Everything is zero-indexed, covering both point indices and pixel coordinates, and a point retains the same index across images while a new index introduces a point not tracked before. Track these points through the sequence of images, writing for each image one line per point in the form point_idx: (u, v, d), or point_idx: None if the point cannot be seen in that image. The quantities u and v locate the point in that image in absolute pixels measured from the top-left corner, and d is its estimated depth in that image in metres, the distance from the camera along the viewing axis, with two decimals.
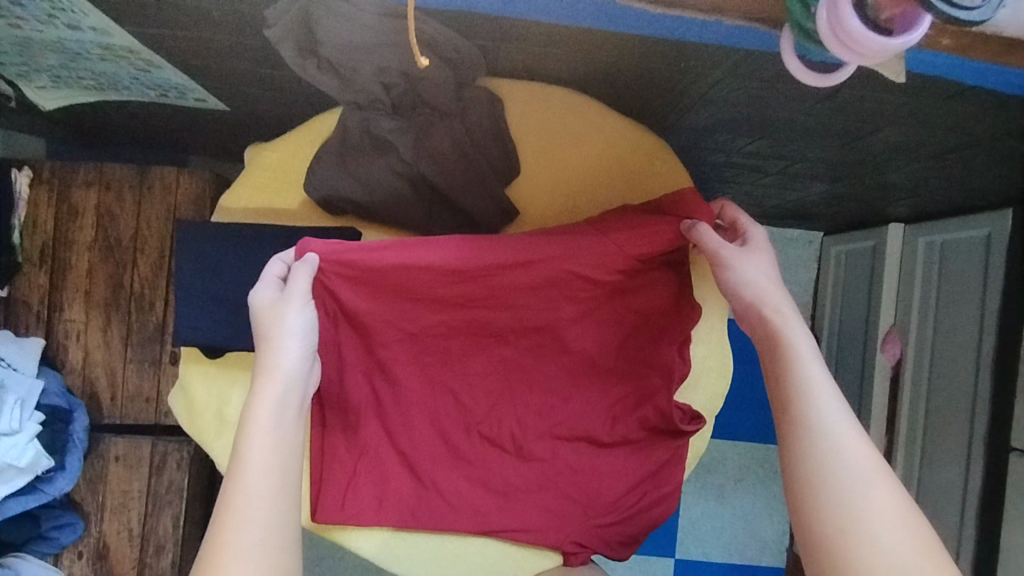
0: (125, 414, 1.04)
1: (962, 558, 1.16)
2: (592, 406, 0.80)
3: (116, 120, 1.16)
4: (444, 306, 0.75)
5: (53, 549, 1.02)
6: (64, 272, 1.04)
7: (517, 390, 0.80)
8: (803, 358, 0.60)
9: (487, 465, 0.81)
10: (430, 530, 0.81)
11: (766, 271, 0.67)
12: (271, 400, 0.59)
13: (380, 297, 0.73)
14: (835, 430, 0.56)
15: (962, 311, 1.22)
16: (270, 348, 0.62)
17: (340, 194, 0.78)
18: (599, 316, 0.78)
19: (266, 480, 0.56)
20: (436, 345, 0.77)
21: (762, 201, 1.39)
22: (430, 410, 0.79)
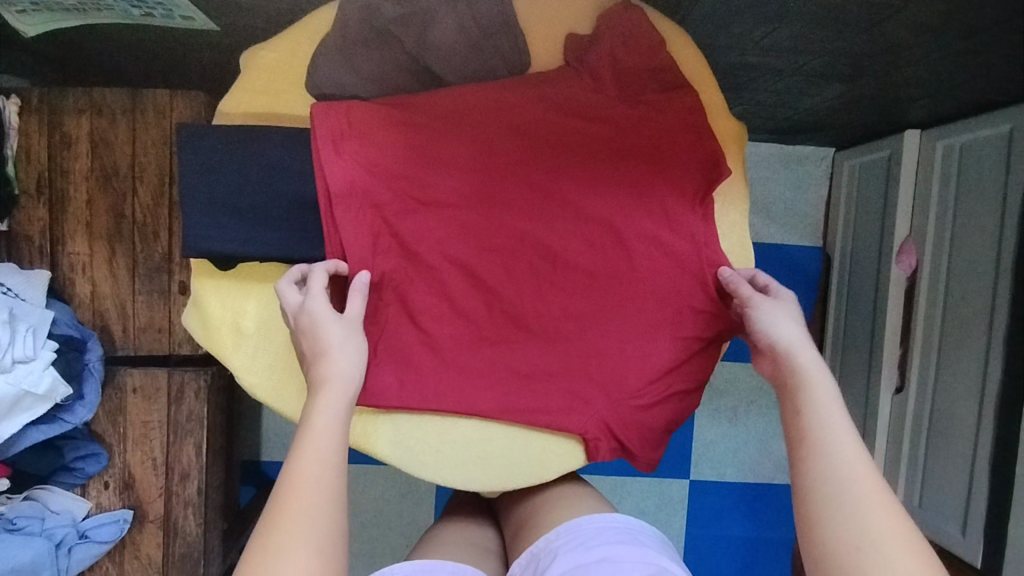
0: (139, 344, 1.03)
1: (979, 459, 1.16)
2: (618, 280, 0.78)
3: (101, 56, 1.08)
4: (463, 169, 0.76)
5: (80, 479, 1.03)
6: (63, 203, 1.01)
7: (540, 270, 0.79)
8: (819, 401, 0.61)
9: (509, 347, 0.79)
10: (449, 418, 0.81)
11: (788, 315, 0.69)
12: (329, 407, 0.60)
13: (401, 162, 0.75)
14: (846, 464, 0.56)
15: (980, 214, 1.20)
16: (323, 354, 0.63)
17: (345, 89, 0.75)
18: (616, 189, 0.78)
19: (320, 485, 0.55)
20: (456, 216, 0.76)
21: (771, 111, 1.35)
22: (447, 284, 0.78)
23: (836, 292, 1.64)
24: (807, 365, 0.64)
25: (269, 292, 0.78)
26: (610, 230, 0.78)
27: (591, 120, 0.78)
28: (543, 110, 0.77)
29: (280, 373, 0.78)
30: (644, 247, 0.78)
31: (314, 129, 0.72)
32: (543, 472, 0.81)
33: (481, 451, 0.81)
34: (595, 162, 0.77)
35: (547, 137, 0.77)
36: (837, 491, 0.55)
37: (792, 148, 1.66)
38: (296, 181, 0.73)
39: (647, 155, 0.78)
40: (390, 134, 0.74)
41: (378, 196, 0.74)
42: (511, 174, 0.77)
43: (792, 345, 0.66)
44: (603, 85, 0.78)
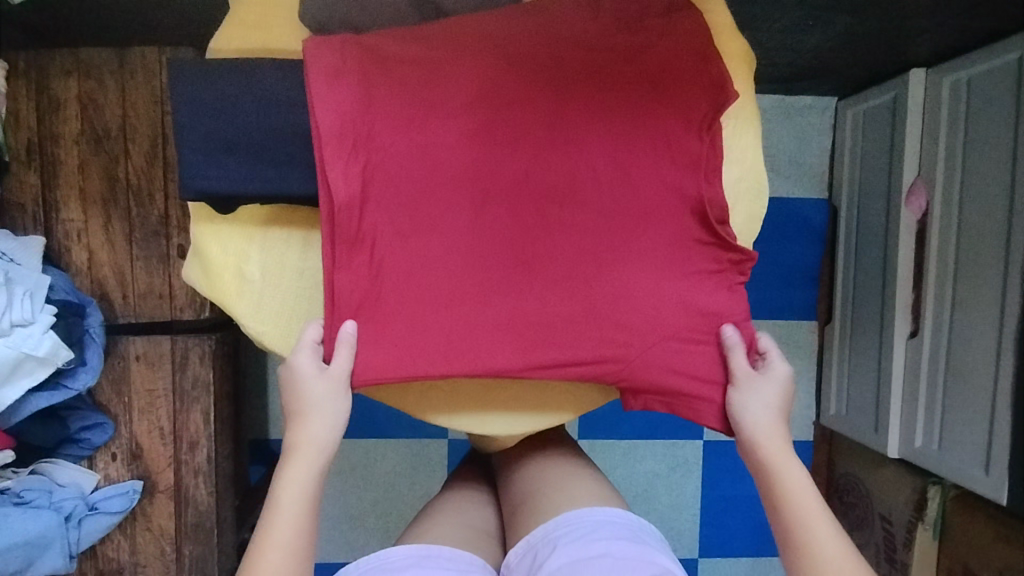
0: (139, 312, 1.01)
1: (1001, 393, 1.14)
2: (629, 214, 0.74)
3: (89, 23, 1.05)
4: (460, 104, 0.71)
5: (87, 451, 1.01)
6: (55, 169, 0.98)
7: (549, 210, 0.74)
8: (797, 488, 0.70)
9: (522, 293, 0.74)
10: (465, 376, 0.74)
11: (765, 399, 0.75)
12: (301, 471, 0.70)
13: (394, 100, 0.71)
14: (825, 542, 0.66)
15: (991, 147, 1.17)
16: (303, 417, 0.72)
17: (338, 19, 0.73)
18: (624, 121, 0.74)
19: (290, 545, 0.65)
20: (454, 155, 0.72)
21: (773, 54, 1.32)
22: (448, 230, 0.73)
23: (844, 244, 1.62)
24: (778, 455, 0.73)
25: (271, 235, 0.75)
26: (617, 163, 0.74)
27: (591, 48, 0.74)
28: (543, 38, 0.74)
29: (287, 320, 0.76)
30: (653, 178, 0.74)
31: (309, 63, 0.70)
32: (564, 416, 0.82)
33: (502, 405, 0.81)
34: (598, 91, 0.74)
35: (549, 68, 0.73)
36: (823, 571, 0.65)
37: (794, 99, 1.63)
38: (293, 115, 0.70)
39: (651, 81, 0.75)
40: (387, 68, 0.71)
41: (374, 136, 0.71)
42: (511, 108, 0.72)
43: (766, 433, 0.74)
44: (602, 12, 0.76)
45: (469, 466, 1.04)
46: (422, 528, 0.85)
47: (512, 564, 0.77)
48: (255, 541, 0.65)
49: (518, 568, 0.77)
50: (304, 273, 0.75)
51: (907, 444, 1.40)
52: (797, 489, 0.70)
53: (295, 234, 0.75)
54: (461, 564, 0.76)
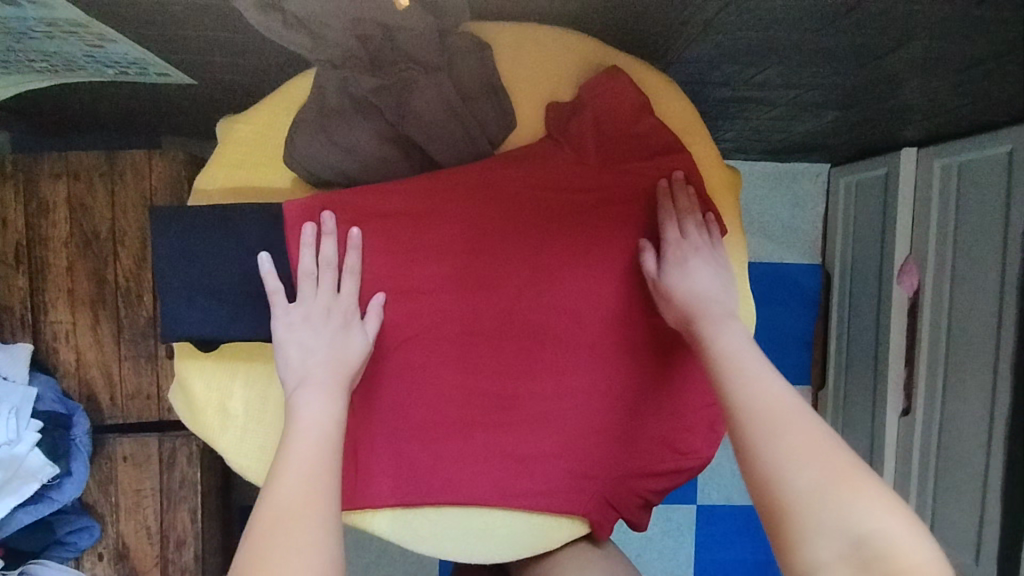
0: (127, 412, 1.01)
1: (991, 486, 1.14)
2: (611, 355, 0.78)
3: (80, 118, 1.05)
4: (448, 253, 0.74)
5: (73, 552, 1.01)
6: (44, 270, 0.98)
7: (532, 351, 0.77)
8: (725, 337, 0.67)
9: (505, 431, 0.77)
10: (451, 506, 0.78)
11: (687, 259, 0.73)
12: (307, 414, 0.63)
13: (382, 255, 0.72)
14: (765, 389, 0.61)
15: (981, 237, 1.17)
16: (320, 354, 0.67)
17: (327, 166, 0.72)
18: (605, 265, 0.76)
19: (310, 505, 0.57)
20: (443, 303, 0.75)
21: (763, 135, 1.33)
22: (440, 373, 0.76)
23: (838, 310, 1.61)
24: (714, 309, 0.70)
25: (254, 373, 0.75)
26: (603, 304, 0.77)
27: (577, 192, 0.75)
28: (528, 182, 0.74)
29: (270, 456, 0.75)
30: (637, 320, 0.77)
31: (289, 237, 0.69)
32: (547, 546, 0.79)
33: (483, 527, 0.79)
34: (586, 234, 0.76)
35: (534, 213, 0.75)
36: (765, 421, 0.58)
37: (787, 166, 1.64)
38: (276, 261, 0.70)
39: (637, 223, 0.76)
40: (371, 216, 0.72)
41: (363, 292, 0.72)
42: (498, 254, 0.75)
43: (699, 290, 0.72)
44: (587, 155, 0.75)
45: None
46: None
47: None
48: (268, 485, 0.59)
49: None
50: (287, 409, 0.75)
51: None
52: (736, 333, 0.68)
53: (278, 370, 0.75)
54: None
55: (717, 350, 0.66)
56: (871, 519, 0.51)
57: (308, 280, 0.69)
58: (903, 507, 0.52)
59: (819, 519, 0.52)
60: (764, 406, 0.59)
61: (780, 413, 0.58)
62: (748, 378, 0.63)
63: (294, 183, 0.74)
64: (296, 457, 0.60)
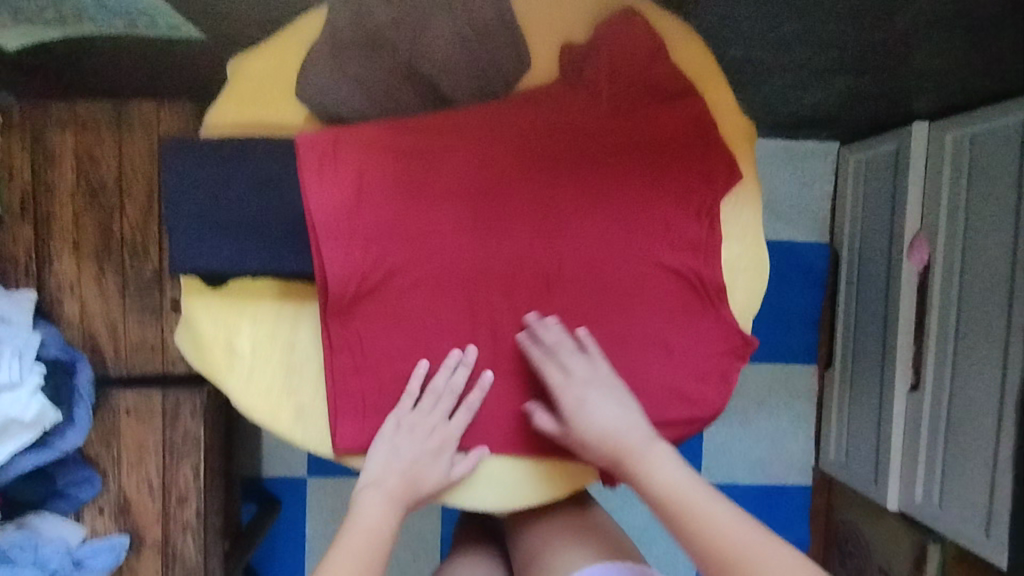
0: (131, 365, 1.00)
1: (1001, 458, 1.12)
2: (624, 302, 0.76)
3: (86, 73, 1.04)
4: (458, 192, 0.72)
5: (74, 505, 1.00)
6: (49, 220, 0.98)
7: (545, 300, 0.75)
8: (659, 477, 0.68)
9: (516, 379, 0.76)
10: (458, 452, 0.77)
11: (594, 403, 0.72)
12: (376, 514, 0.71)
13: (391, 190, 0.71)
14: (696, 511, 0.65)
15: (993, 208, 1.16)
16: (411, 470, 0.73)
17: (339, 100, 0.71)
18: (621, 209, 0.75)
19: None
20: (452, 244, 0.72)
21: (775, 105, 1.32)
22: (450, 318, 0.74)
23: (845, 289, 1.60)
24: (631, 445, 0.70)
25: (262, 312, 0.74)
26: (616, 249, 0.75)
27: (591, 132, 0.74)
28: (543, 124, 0.73)
29: (276, 395, 0.75)
30: (650, 266, 0.75)
31: (302, 167, 0.68)
32: (556, 493, 0.78)
33: (492, 472, 0.78)
34: (600, 176, 0.74)
35: (549, 156, 0.73)
36: (710, 545, 0.63)
37: (796, 143, 1.63)
38: (285, 194, 0.69)
39: (651, 166, 0.75)
40: (383, 151, 0.70)
41: (371, 228, 0.71)
42: (510, 195, 0.73)
43: (610, 428, 0.71)
44: (602, 96, 0.74)
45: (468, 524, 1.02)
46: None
47: None
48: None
49: None
50: (295, 348, 0.75)
51: (907, 497, 1.38)
52: (654, 460, 0.69)
53: (287, 308, 0.74)
54: None
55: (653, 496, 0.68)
56: None
57: (432, 398, 0.73)
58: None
59: None
60: (711, 552, 0.63)
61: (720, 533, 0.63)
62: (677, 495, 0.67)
63: (306, 120, 0.73)
64: (353, 544, 0.68)
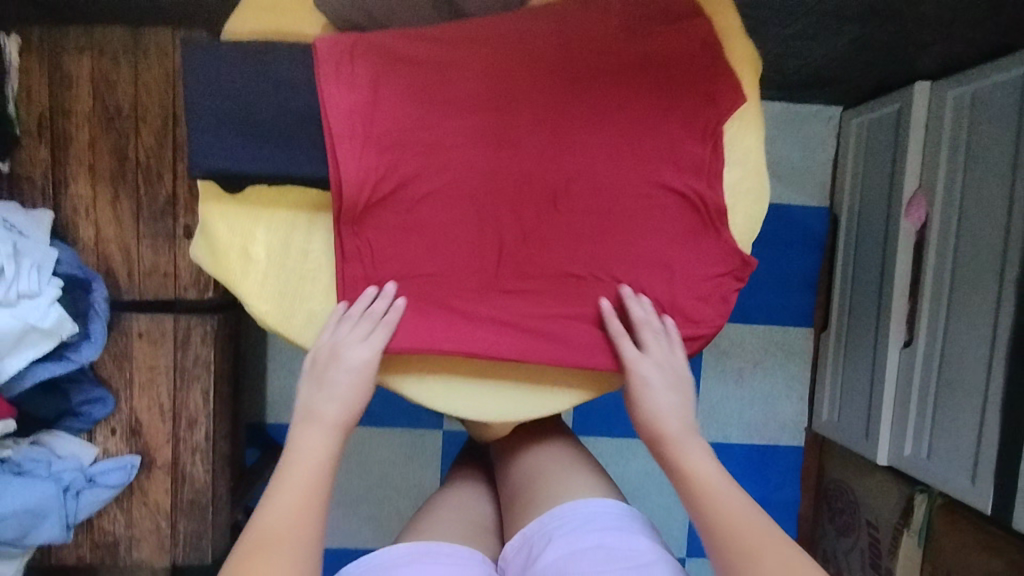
0: (144, 289, 1.02)
1: (990, 405, 1.15)
2: (627, 221, 0.78)
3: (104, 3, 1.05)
4: (469, 105, 0.74)
5: (87, 424, 1.03)
6: (66, 143, 0.99)
7: (549, 216, 0.77)
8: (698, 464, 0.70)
9: (520, 294, 0.78)
10: (461, 362, 0.81)
11: (661, 383, 0.76)
12: (314, 446, 0.69)
13: (404, 100, 0.73)
14: (729, 504, 0.65)
15: (991, 162, 1.18)
16: (331, 397, 0.72)
17: (356, 9, 0.73)
18: (626, 128, 0.77)
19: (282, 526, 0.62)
20: (462, 156, 0.75)
21: (779, 60, 1.33)
22: (458, 230, 0.76)
23: (843, 252, 1.63)
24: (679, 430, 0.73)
25: (278, 220, 0.76)
26: (621, 167, 0.77)
27: (600, 51, 0.76)
28: (552, 41, 0.75)
29: (289, 302, 0.77)
30: (653, 184, 0.78)
31: (319, 67, 0.71)
32: (554, 406, 0.82)
33: (495, 383, 0.81)
34: (607, 95, 0.76)
35: (556, 73, 0.76)
36: (732, 539, 0.62)
37: (799, 107, 1.65)
38: (303, 100, 0.71)
39: (657, 87, 0.77)
40: (398, 60, 0.73)
41: (385, 135, 0.73)
42: (519, 111, 0.75)
43: (666, 410, 0.74)
44: (611, 17, 0.77)
45: (468, 455, 1.05)
46: (422, 522, 0.86)
47: (510, 556, 0.79)
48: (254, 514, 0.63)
49: (513, 559, 0.79)
50: (308, 257, 0.77)
51: (896, 452, 1.41)
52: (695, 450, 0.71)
53: (301, 218, 0.77)
54: (458, 556, 0.77)
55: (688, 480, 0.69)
56: None
57: (348, 327, 0.74)
58: None
59: None
60: (732, 539, 0.62)
61: (749, 526, 0.63)
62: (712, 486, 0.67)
63: (323, 30, 0.75)
64: (296, 477, 0.66)
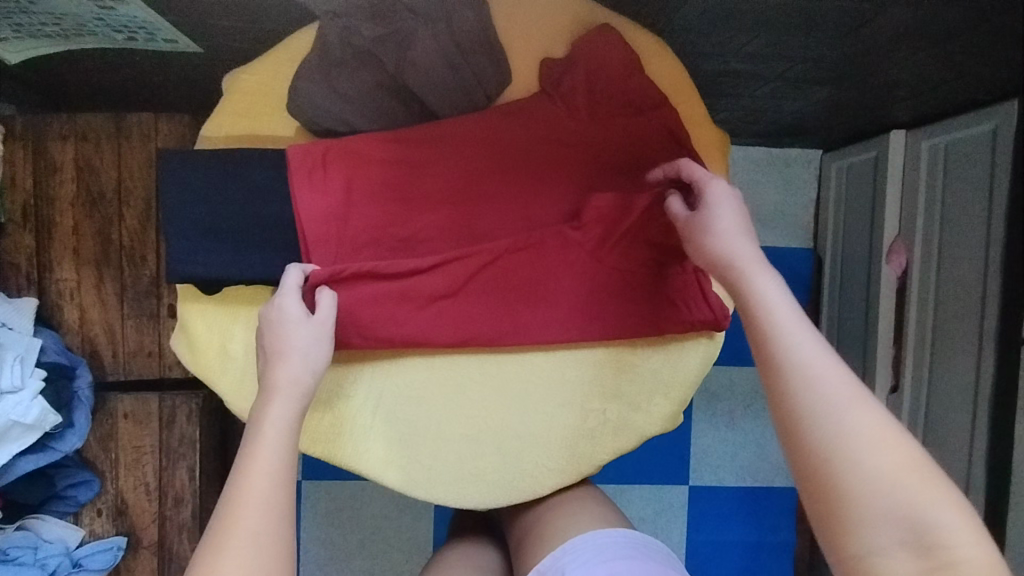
0: (129, 369, 1.03)
1: (975, 459, 1.16)
2: (595, 303, 0.79)
3: (86, 84, 1.07)
4: (439, 197, 0.76)
5: (72, 507, 1.03)
6: (50, 229, 1.01)
7: (519, 298, 0.78)
8: (771, 295, 0.62)
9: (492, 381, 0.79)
10: (441, 447, 0.81)
11: (730, 212, 0.67)
12: (279, 415, 0.63)
13: (377, 197, 0.75)
14: (804, 343, 0.58)
15: (965, 214, 1.20)
16: (282, 356, 0.66)
17: (328, 112, 0.75)
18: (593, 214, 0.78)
19: (264, 496, 0.57)
20: (433, 247, 0.77)
21: (755, 115, 1.36)
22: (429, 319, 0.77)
23: (829, 293, 1.64)
24: (750, 259, 0.65)
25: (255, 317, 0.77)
26: (586, 253, 0.79)
27: (565, 142, 0.78)
28: (518, 133, 0.77)
29: None
30: (619, 268, 0.79)
31: (292, 176, 0.72)
32: (536, 488, 0.82)
33: (477, 465, 0.81)
34: (573, 185, 0.79)
35: (521, 161, 0.77)
36: (805, 376, 0.56)
37: (780, 152, 1.67)
38: (278, 205, 0.73)
39: (621, 176, 0.79)
40: (369, 161, 0.75)
41: (358, 234, 0.75)
42: (487, 202, 0.77)
43: (733, 238, 0.66)
44: (579, 109, 0.78)
45: (464, 523, 1.04)
46: None
47: None
48: (230, 487, 0.57)
49: None
50: None
51: None
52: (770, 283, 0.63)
53: None
54: None
55: (759, 309, 0.61)
56: (893, 470, 0.51)
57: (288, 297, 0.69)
58: (929, 468, 0.52)
59: (858, 473, 0.52)
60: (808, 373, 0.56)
61: (822, 364, 0.56)
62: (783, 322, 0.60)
63: (297, 132, 0.77)
64: (267, 450, 0.60)
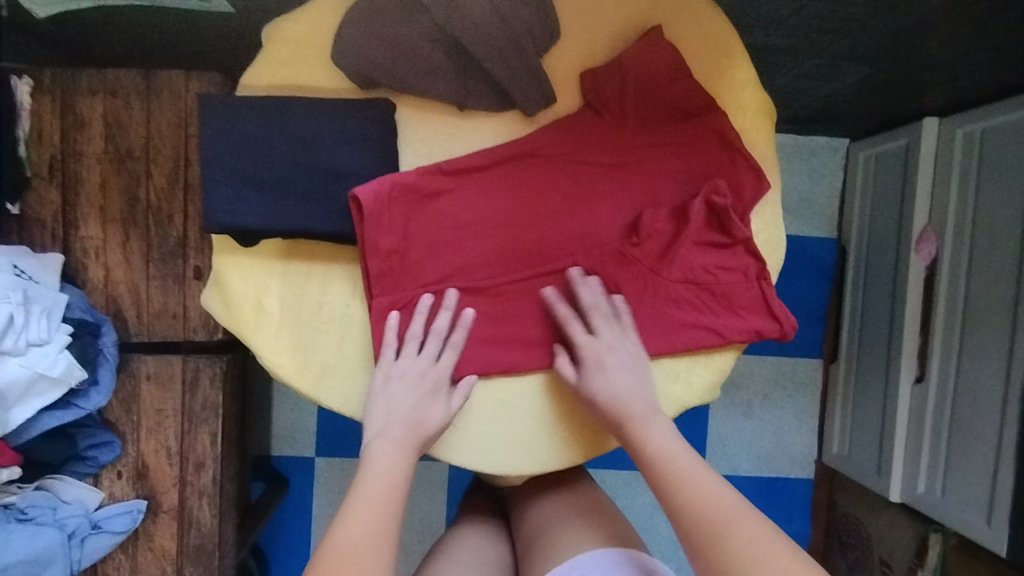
0: (153, 331, 1.01)
1: (1004, 451, 1.14)
2: (652, 302, 0.78)
3: (112, 40, 1.05)
4: (497, 230, 0.77)
5: (92, 468, 1.01)
6: (76, 185, 0.99)
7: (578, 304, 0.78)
8: (656, 437, 0.72)
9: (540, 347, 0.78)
10: (481, 418, 0.78)
11: (607, 361, 0.75)
12: (386, 467, 0.71)
13: (436, 229, 0.76)
14: (702, 485, 0.67)
15: (1001, 201, 1.17)
16: (410, 411, 0.74)
17: (371, 62, 0.73)
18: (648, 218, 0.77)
19: (362, 546, 0.65)
20: (495, 271, 0.77)
21: (788, 96, 1.34)
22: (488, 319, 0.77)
23: (852, 283, 1.62)
24: (634, 405, 0.74)
25: (293, 271, 0.77)
26: (645, 265, 0.77)
27: (615, 149, 0.78)
28: (570, 148, 0.78)
29: (304, 353, 0.76)
30: (681, 278, 0.77)
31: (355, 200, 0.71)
32: (571, 453, 0.79)
33: (513, 432, 0.78)
34: (625, 198, 0.79)
35: (571, 171, 0.78)
36: (709, 514, 0.65)
37: (806, 138, 1.66)
38: (323, 153, 0.73)
39: (674, 184, 0.79)
40: (424, 183, 0.75)
41: (416, 255, 0.75)
42: (543, 219, 0.78)
43: (623, 389, 0.75)
44: (628, 119, 0.78)
45: (480, 498, 1.02)
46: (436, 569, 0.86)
47: None
48: (331, 530, 0.66)
49: None
50: (324, 308, 0.77)
51: (910, 489, 1.39)
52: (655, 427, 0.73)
53: (317, 266, 0.77)
54: None
55: (651, 454, 0.71)
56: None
57: (413, 345, 0.75)
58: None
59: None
60: (710, 507, 0.65)
61: (723, 505, 0.65)
62: (681, 466, 0.70)
63: (339, 84, 0.77)
64: (366, 503, 0.68)
